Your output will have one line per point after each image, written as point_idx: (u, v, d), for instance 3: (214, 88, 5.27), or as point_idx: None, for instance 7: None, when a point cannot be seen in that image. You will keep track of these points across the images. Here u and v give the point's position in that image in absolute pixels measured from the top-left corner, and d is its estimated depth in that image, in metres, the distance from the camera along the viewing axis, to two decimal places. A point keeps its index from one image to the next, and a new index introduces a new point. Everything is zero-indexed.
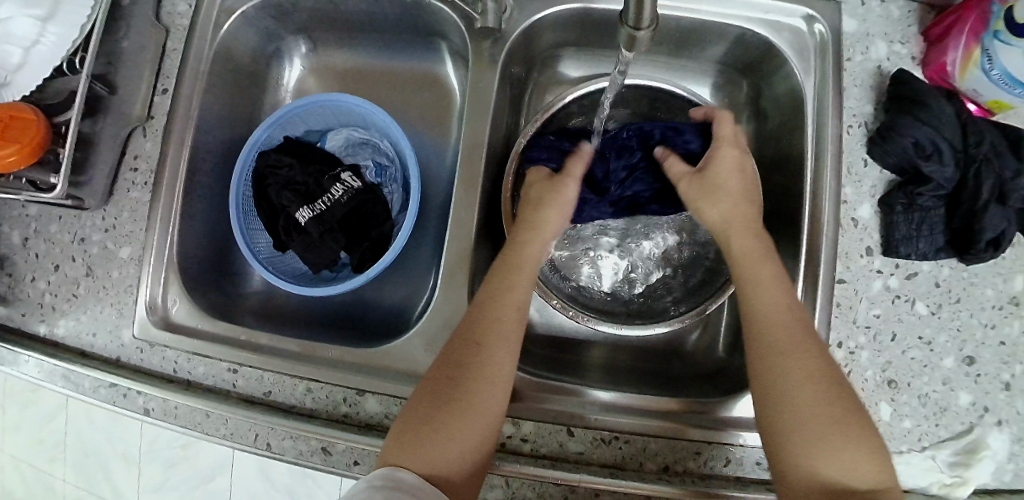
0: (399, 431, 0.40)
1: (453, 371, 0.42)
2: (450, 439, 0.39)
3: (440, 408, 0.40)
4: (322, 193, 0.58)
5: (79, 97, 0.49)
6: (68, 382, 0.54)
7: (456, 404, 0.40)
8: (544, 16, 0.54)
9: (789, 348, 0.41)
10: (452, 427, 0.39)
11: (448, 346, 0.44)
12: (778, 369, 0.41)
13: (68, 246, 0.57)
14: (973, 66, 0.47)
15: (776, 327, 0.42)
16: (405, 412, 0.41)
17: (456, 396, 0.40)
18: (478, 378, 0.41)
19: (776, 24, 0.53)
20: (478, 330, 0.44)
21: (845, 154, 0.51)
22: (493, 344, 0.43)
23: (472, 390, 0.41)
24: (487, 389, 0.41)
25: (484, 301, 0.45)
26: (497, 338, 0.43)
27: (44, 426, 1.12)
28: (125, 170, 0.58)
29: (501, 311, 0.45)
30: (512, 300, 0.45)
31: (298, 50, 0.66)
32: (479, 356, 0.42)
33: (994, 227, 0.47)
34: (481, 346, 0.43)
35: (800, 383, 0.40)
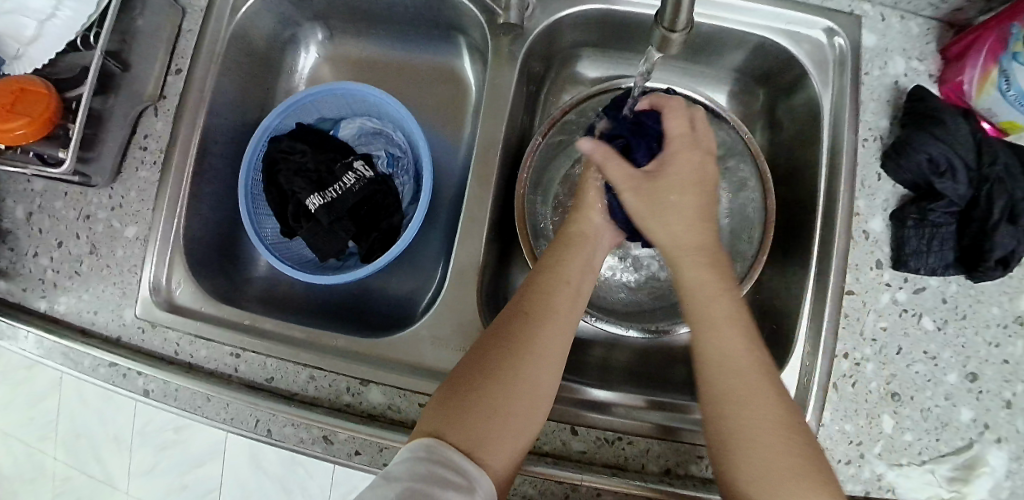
0: (440, 401, 0.39)
1: (501, 345, 0.41)
2: (497, 420, 0.38)
3: (488, 383, 0.39)
4: (333, 181, 0.58)
5: (93, 73, 0.48)
6: (67, 359, 0.53)
7: (502, 380, 0.39)
8: (565, 15, 0.54)
9: (744, 387, 0.38)
10: (501, 405, 0.38)
11: (495, 322, 0.43)
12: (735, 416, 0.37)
13: (73, 222, 0.57)
14: (991, 85, 0.48)
15: (738, 364, 0.39)
16: (448, 382, 0.40)
17: (502, 373, 0.39)
18: (530, 356, 0.40)
19: (796, 35, 0.54)
20: (527, 303, 0.43)
21: (859, 168, 0.51)
22: (546, 318, 0.42)
23: (518, 365, 0.40)
24: (540, 367, 0.40)
25: (537, 277, 0.45)
26: (547, 311, 0.42)
27: (35, 404, 1.11)
28: (135, 148, 0.57)
29: (554, 284, 0.44)
30: (563, 275, 0.45)
31: (315, 38, 0.66)
32: (533, 332, 0.41)
33: (1005, 245, 0.47)
34: (535, 324, 0.42)
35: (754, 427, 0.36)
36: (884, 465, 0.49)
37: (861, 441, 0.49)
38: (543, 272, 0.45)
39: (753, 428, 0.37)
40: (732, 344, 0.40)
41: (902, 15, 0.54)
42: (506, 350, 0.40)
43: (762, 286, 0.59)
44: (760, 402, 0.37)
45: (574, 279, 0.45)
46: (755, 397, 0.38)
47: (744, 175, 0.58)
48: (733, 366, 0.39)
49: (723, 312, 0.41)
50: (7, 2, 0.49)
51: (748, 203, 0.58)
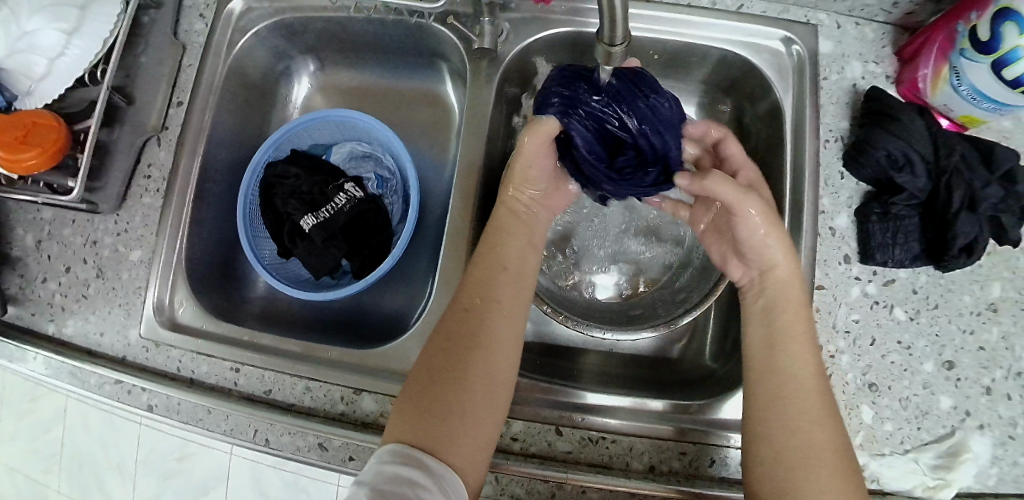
0: (407, 418, 0.41)
1: (451, 351, 0.44)
2: (451, 419, 0.41)
3: (445, 395, 0.42)
4: (326, 202, 0.61)
5: (100, 107, 0.52)
6: (74, 378, 0.56)
7: (460, 398, 0.42)
8: (538, 38, 0.58)
9: (816, 413, 0.40)
10: (460, 411, 0.41)
11: (440, 329, 0.46)
12: (802, 439, 0.39)
13: (80, 248, 0.60)
14: (943, 82, 0.50)
15: (815, 390, 0.42)
16: (409, 399, 0.42)
17: (458, 380, 0.43)
18: (480, 358, 0.44)
19: (757, 45, 0.57)
20: (469, 302, 0.47)
21: (822, 168, 0.54)
22: (489, 314, 0.46)
23: (471, 368, 0.43)
24: (488, 366, 0.44)
25: (473, 271, 0.49)
26: (489, 308, 0.46)
27: (41, 435, 1.13)
28: (139, 177, 0.60)
29: (494, 277, 0.48)
30: (505, 276, 0.49)
31: (306, 69, 0.70)
32: (482, 337, 0.45)
33: (966, 234, 0.48)
34: (478, 321, 0.46)
35: (817, 455, 0.39)
36: (866, 455, 0.50)
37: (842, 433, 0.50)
38: (483, 271, 0.49)
39: (808, 453, 0.39)
40: (806, 369, 0.43)
41: (857, 21, 0.57)
42: (454, 359, 0.44)
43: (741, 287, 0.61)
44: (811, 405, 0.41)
45: (511, 271, 0.49)
46: (817, 425, 0.40)
47: None
48: (811, 391, 0.42)
49: (798, 343, 0.44)
50: (19, 41, 0.52)
51: None
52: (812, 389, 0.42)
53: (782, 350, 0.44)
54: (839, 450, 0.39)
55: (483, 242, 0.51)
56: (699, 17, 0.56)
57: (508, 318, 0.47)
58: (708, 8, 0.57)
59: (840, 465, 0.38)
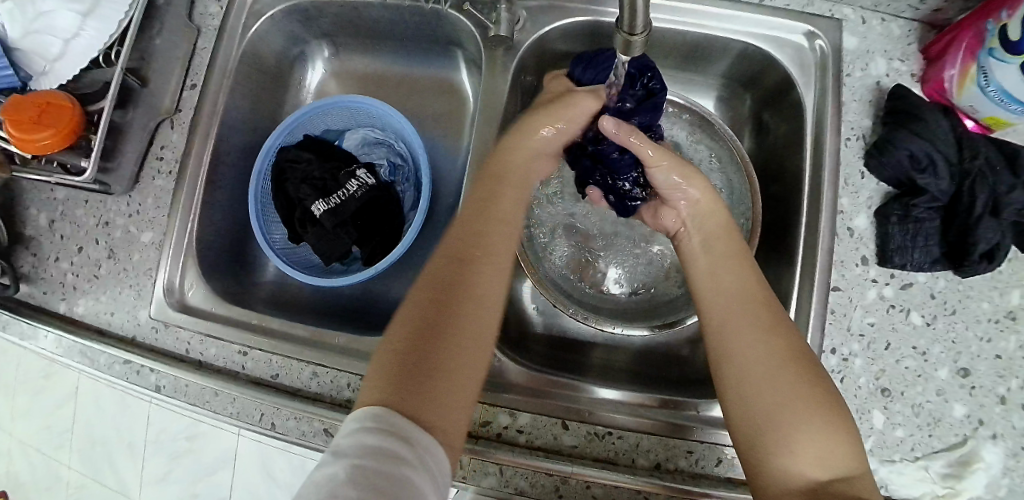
0: (388, 375, 0.37)
1: (441, 301, 0.41)
2: (433, 376, 0.37)
3: (432, 349, 0.38)
4: (338, 188, 0.61)
5: (113, 90, 0.52)
6: (84, 357, 0.57)
7: (450, 350, 0.39)
8: (555, 28, 0.57)
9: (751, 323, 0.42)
10: (449, 364, 0.38)
11: (428, 279, 0.43)
12: (743, 350, 0.41)
13: (92, 229, 0.60)
14: (970, 82, 0.49)
15: (747, 302, 0.43)
16: (391, 354, 0.38)
17: (449, 331, 0.39)
18: (463, 313, 0.41)
19: (779, 40, 0.55)
20: (463, 253, 0.44)
21: (843, 167, 0.53)
22: (474, 265, 0.43)
23: (463, 319, 0.40)
24: (472, 317, 0.41)
25: (467, 222, 0.46)
26: (485, 261, 0.44)
27: (53, 411, 1.15)
28: (151, 159, 0.60)
29: (483, 229, 0.46)
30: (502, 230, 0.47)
31: (320, 54, 0.69)
32: (467, 285, 0.42)
33: (988, 240, 0.47)
34: (462, 271, 0.43)
35: (764, 366, 0.39)
36: (875, 461, 0.49)
37: None
38: (473, 220, 0.46)
39: (749, 363, 0.40)
40: (744, 285, 0.44)
41: (883, 17, 0.55)
42: (443, 310, 0.40)
43: None
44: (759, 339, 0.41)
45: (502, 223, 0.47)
46: (755, 334, 0.41)
47: (732, 177, 0.60)
48: (750, 302, 0.43)
49: (739, 281, 0.45)
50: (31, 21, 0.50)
51: (740, 207, 0.59)
52: (749, 303, 0.43)
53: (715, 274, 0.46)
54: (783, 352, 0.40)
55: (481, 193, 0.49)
56: (721, 10, 0.55)
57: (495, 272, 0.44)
58: (730, 0, 0.55)
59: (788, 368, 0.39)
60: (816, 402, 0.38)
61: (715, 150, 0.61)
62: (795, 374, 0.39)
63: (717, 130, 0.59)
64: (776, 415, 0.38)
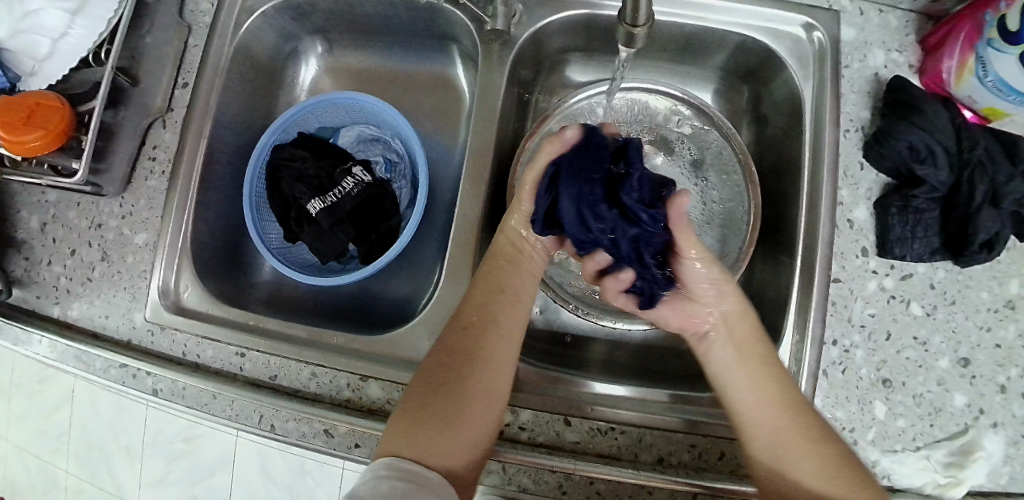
0: (403, 424, 0.41)
1: (454, 360, 0.45)
2: (448, 443, 0.40)
3: (443, 406, 0.42)
4: (333, 186, 0.60)
5: (104, 88, 0.52)
6: (79, 361, 0.56)
7: (457, 408, 0.42)
8: (551, 21, 0.56)
9: (806, 436, 0.42)
10: (458, 420, 0.42)
11: (448, 337, 0.46)
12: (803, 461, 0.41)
13: (85, 231, 0.59)
14: (969, 73, 0.49)
15: (796, 415, 0.42)
16: (404, 407, 0.42)
17: (458, 391, 0.43)
18: (477, 384, 0.44)
19: (777, 31, 0.55)
20: (475, 314, 0.47)
21: (841, 158, 0.52)
22: (486, 336, 0.46)
23: (473, 376, 0.44)
24: (485, 385, 0.44)
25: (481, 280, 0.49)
26: (495, 320, 0.47)
27: (47, 416, 1.14)
28: (144, 159, 0.59)
29: (490, 301, 0.48)
30: (512, 290, 0.49)
31: (314, 50, 0.68)
32: (481, 357, 0.45)
33: (988, 229, 0.47)
34: (476, 343, 0.46)
35: (807, 462, 0.41)
36: (878, 452, 0.49)
37: (854, 428, 0.49)
38: (487, 292, 0.48)
39: (795, 463, 0.41)
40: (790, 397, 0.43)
41: (881, 8, 0.55)
42: (457, 369, 0.44)
43: (753, 278, 0.60)
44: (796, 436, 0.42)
45: (510, 293, 0.49)
46: (804, 446, 0.41)
47: (729, 169, 0.59)
48: (795, 416, 0.42)
49: (759, 372, 0.45)
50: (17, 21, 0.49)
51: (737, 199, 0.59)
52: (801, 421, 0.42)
53: (750, 390, 0.45)
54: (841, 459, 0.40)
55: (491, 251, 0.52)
56: (719, 2, 0.55)
57: (506, 342, 0.46)
58: None
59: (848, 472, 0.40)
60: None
61: (710, 141, 0.61)
62: (855, 483, 0.39)
63: (717, 127, 0.59)
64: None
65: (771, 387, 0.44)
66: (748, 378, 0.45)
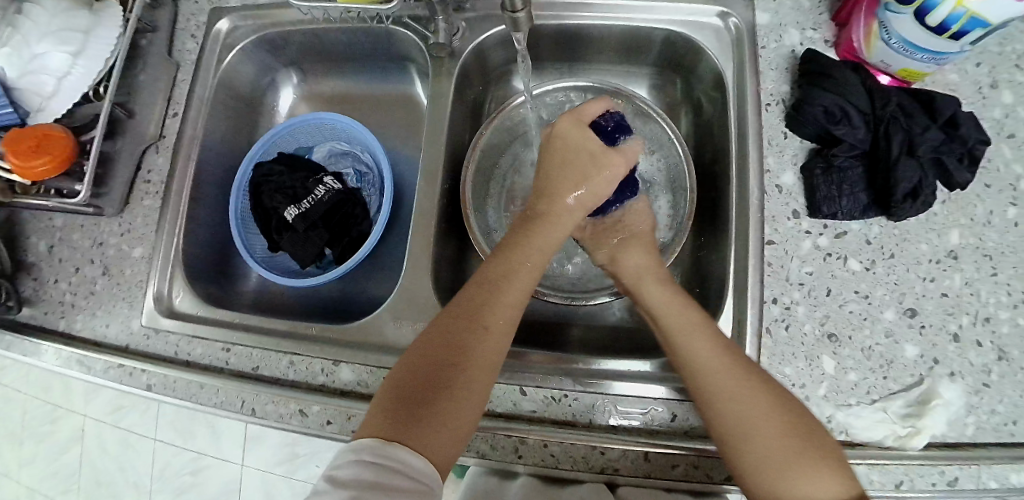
0: (389, 406, 0.41)
1: (448, 348, 0.44)
2: (432, 435, 0.40)
3: (432, 391, 0.42)
4: (307, 194, 0.65)
5: (103, 120, 0.60)
6: (82, 365, 0.61)
7: (445, 395, 0.42)
8: (489, 36, 0.62)
9: (732, 393, 0.42)
10: (445, 404, 0.41)
11: (446, 321, 0.46)
12: (725, 416, 0.42)
13: (88, 250, 0.66)
14: (875, 39, 0.52)
15: (722, 374, 0.43)
16: (395, 388, 0.43)
17: (451, 379, 0.43)
18: (466, 381, 0.43)
19: (695, 23, 0.59)
20: (474, 303, 0.47)
21: (765, 130, 0.55)
22: (484, 333, 0.45)
23: (467, 366, 0.43)
24: (477, 372, 0.43)
25: (491, 269, 0.49)
26: (497, 311, 0.46)
27: (60, 456, 1.18)
28: (141, 182, 0.66)
29: (491, 297, 0.47)
30: (516, 282, 0.48)
31: (290, 80, 0.76)
32: (475, 355, 0.44)
33: (908, 179, 0.49)
34: (472, 336, 0.45)
35: (752, 414, 0.41)
36: (831, 406, 0.50)
37: (804, 384, 0.50)
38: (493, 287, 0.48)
39: (742, 418, 0.41)
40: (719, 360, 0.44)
41: None
42: (451, 354, 0.44)
43: (701, 253, 0.62)
44: (747, 390, 0.42)
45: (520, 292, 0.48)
46: (754, 399, 0.42)
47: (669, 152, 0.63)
48: (729, 378, 0.43)
49: (703, 335, 0.46)
50: (27, 63, 0.58)
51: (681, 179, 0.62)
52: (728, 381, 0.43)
53: (681, 350, 0.46)
54: (767, 414, 0.41)
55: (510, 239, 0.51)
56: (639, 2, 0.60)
57: (501, 341, 0.46)
58: None
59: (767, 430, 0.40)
60: (801, 453, 0.39)
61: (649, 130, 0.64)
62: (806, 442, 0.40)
63: (659, 123, 0.62)
64: (768, 466, 0.40)
65: (713, 350, 0.45)
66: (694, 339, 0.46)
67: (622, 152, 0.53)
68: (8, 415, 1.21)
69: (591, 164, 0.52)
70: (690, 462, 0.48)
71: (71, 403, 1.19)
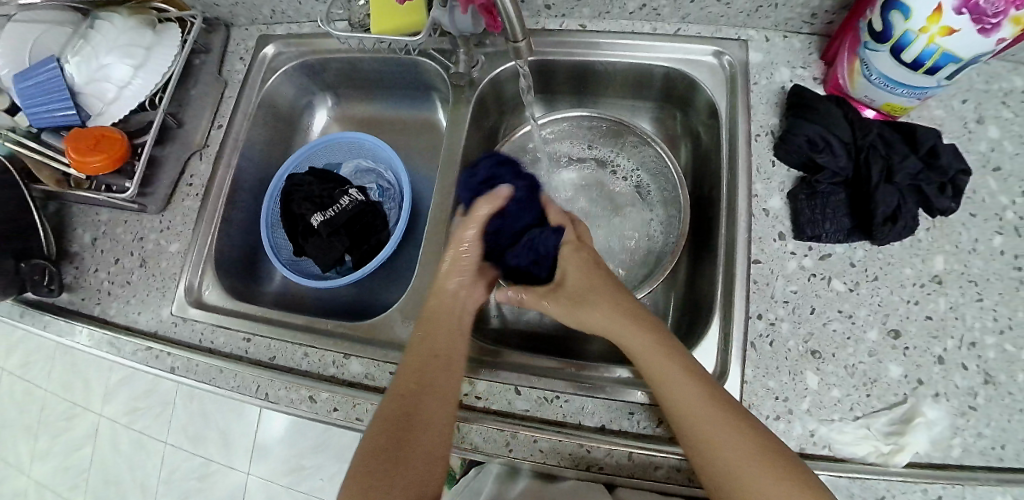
0: (364, 476, 0.46)
1: (400, 414, 0.49)
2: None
3: (394, 454, 0.47)
4: (333, 203, 0.70)
5: (155, 126, 0.67)
6: (113, 347, 0.66)
7: (402, 455, 0.47)
8: (503, 71, 0.67)
9: (709, 414, 0.45)
10: (406, 464, 0.46)
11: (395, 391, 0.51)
12: (705, 438, 0.44)
13: (129, 243, 0.72)
14: (858, 75, 0.56)
15: (699, 397, 0.45)
16: (364, 455, 0.47)
17: (404, 441, 0.47)
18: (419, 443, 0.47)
19: (694, 61, 0.64)
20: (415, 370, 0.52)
21: (754, 157, 0.59)
22: (425, 397, 0.50)
23: (418, 428, 0.48)
24: (426, 430, 0.48)
25: (423, 337, 0.54)
26: (434, 373, 0.51)
27: (73, 452, 1.23)
28: (183, 184, 0.73)
29: (427, 361, 0.52)
30: (442, 345, 0.53)
31: (324, 103, 0.83)
32: (421, 417, 0.48)
33: (887, 203, 0.52)
34: (414, 403, 0.49)
35: (730, 434, 0.43)
36: (814, 421, 0.51)
37: (787, 397, 0.52)
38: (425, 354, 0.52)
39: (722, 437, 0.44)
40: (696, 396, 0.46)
41: (785, 34, 0.63)
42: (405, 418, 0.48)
43: (695, 273, 0.65)
44: (720, 412, 0.44)
45: (442, 356, 0.52)
46: (728, 419, 0.44)
47: (668, 180, 0.67)
48: (705, 399, 0.45)
49: (674, 359, 0.48)
50: (93, 71, 0.65)
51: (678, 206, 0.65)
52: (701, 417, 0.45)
53: (654, 376, 0.48)
54: (745, 438, 0.43)
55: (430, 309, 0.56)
56: (644, 40, 0.65)
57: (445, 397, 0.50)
58: (650, 33, 0.65)
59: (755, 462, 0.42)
60: (778, 468, 0.42)
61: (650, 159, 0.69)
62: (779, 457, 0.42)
63: (657, 151, 0.67)
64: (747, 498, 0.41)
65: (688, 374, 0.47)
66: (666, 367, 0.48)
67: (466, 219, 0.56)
68: (27, 410, 1.26)
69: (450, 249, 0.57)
70: (672, 465, 0.50)
71: (88, 401, 1.23)
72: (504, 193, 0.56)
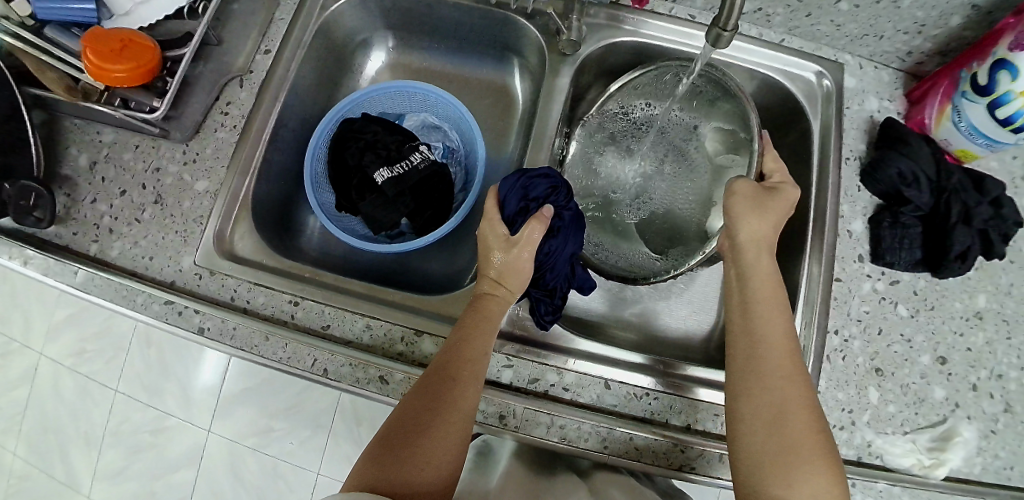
0: (379, 446, 0.43)
1: (425, 394, 0.45)
2: (416, 475, 0.41)
3: (411, 432, 0.43)
4: (402, 159, 0.64)
5: (196, 40, 0.55)
6: (119, 295, 0.56)
7: (420, 433, 0.43)
8: (607, 42, 0.63)
9: (770, 376, 0.45)
10: (427, 441, 0.43)
11: (426, 374, 0.47)
12: (754, 392, 0.45)
13: (140, 173, 0.61)
14: (946, 119, 0.59)
15: (774, 358, 0.46)
16: (384, 431, 0.44)
17: (425, 421, 0.44)
18: (432, 436, 0.43)
19: (792, 74, 0.65)
20: (449, 357, 0.47)
21: (842, 181, 0.62)
22: (455, 382, 0.45)
23: (442, 408, 0.44)
24: (453, 415, 0.44)
25: (462, 322, 0.50)
26: (469, 361, 0.46)
27: (5, 393, 1.09)
28: (215, 113, 0.62)
29: (460, 347, 0.47)
30: (478, 336, 0.48)
31: (384, 45, 0.74)
32: (445, 408, 0.44)
33: (961, 242, 0.56)
34: (443, 389, 0.45)
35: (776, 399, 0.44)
36: (872, 432, 0.56)
37: (852, 409, 0.56)
38: (457, 343, 0.47)
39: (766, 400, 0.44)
40: (775, 336, 0.47)
41: (877, 65, 0.66)
42: (427, 399, 0.45)
43: None
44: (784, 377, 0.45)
45: (477, 341, 0.48)
46: (783, 386, 0.45)
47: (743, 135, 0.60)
48: (777, 362, 0.46)
49: (773, 318, 0.48)
50: None
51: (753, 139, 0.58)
52: (773, 365, 0.46)
53: (754, 322, 0.48)
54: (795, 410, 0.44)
55: (474, 304, 0.51)
56: (747, 45, 0.65)
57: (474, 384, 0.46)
58: (754, 38, 0.65)
59: (793, 420, 0.43)
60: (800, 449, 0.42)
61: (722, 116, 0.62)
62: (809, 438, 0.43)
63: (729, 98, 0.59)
64: (764, 464, 0.43)
65: (779, 338, 0.47)
66: (764, 322, 0.48)
67: (516, 242, 0.53)
68: None
69: (500, 258, 0.53)
70: None
71: (27, 338, 1.09)
72: (549, 212, 0.53)
